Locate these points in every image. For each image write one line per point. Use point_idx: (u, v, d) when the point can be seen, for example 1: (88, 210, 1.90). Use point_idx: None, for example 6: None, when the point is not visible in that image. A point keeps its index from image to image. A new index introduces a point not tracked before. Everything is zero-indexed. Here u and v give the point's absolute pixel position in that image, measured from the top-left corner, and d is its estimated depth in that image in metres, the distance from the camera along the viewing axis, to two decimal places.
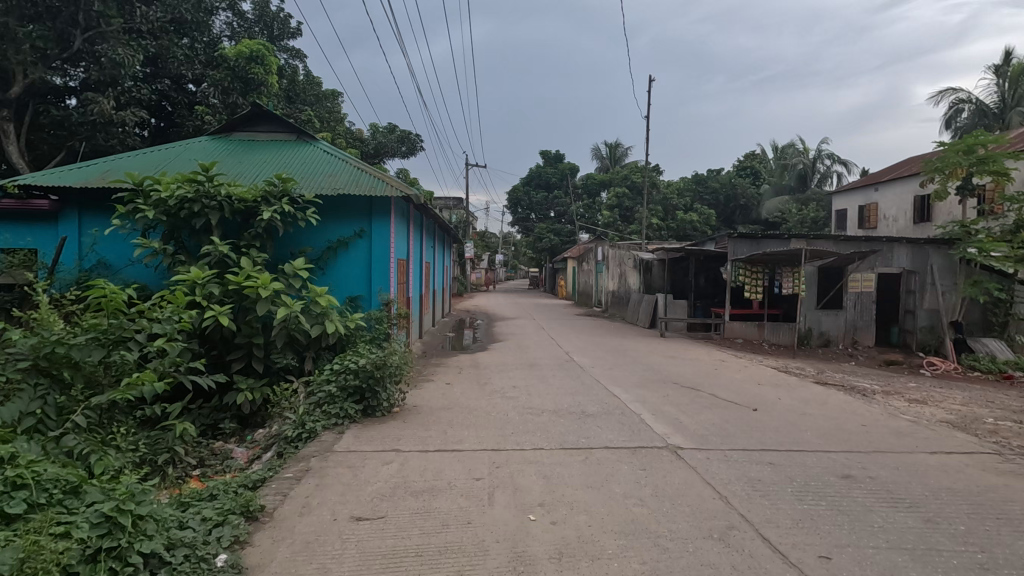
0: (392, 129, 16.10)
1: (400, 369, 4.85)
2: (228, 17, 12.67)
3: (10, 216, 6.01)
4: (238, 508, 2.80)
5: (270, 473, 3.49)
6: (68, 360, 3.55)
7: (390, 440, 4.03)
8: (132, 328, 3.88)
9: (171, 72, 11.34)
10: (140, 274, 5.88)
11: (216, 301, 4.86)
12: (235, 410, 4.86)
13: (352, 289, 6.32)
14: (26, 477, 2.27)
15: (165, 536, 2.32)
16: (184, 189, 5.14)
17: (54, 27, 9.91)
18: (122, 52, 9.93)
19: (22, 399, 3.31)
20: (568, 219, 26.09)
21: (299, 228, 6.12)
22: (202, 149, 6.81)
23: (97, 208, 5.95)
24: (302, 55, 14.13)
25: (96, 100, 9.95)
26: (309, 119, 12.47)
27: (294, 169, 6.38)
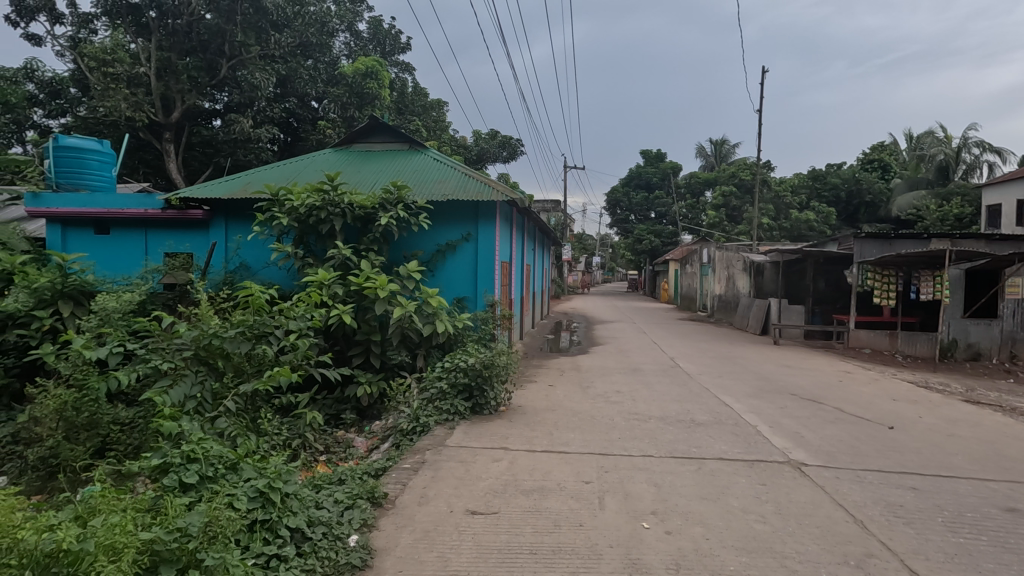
0: (493, 135, 16.49)
1: (505, 368, 4.98)
2: (347, 38, 13.75)
3: (171, 224, 6.81)
4: (365, 493, 3.02)
5: (389, 463, 3.72)
6: (222, 350, 4.04)
7: (498, 438, 4.14)
8: (272, 323, 4.32)
9: (298, 91, 12.47)
10: (275, 275, 6.55)
11: (340, 301, 5.27)
12: (355, 402, 5.21)
13: (459, 291, 6.57)
14: (197, 452, 2.54)
15: (306, 514, 2.58)
16: (313, 198, 5.62)
17: (205, 58, 11.39)
18: (259, 76, 11.17)
19: (186, 383, 3.81)
20: (670, 221, 25.20)
21: (413, 232, 6.47)
22: (327, 160, 7.41)
23: (241, 216, 6.69)
24: (411, 68, 14.93)
25: (237, 120, 11.20)
26: (417, 129, 13.18)
27: (407, 177, 6.75)
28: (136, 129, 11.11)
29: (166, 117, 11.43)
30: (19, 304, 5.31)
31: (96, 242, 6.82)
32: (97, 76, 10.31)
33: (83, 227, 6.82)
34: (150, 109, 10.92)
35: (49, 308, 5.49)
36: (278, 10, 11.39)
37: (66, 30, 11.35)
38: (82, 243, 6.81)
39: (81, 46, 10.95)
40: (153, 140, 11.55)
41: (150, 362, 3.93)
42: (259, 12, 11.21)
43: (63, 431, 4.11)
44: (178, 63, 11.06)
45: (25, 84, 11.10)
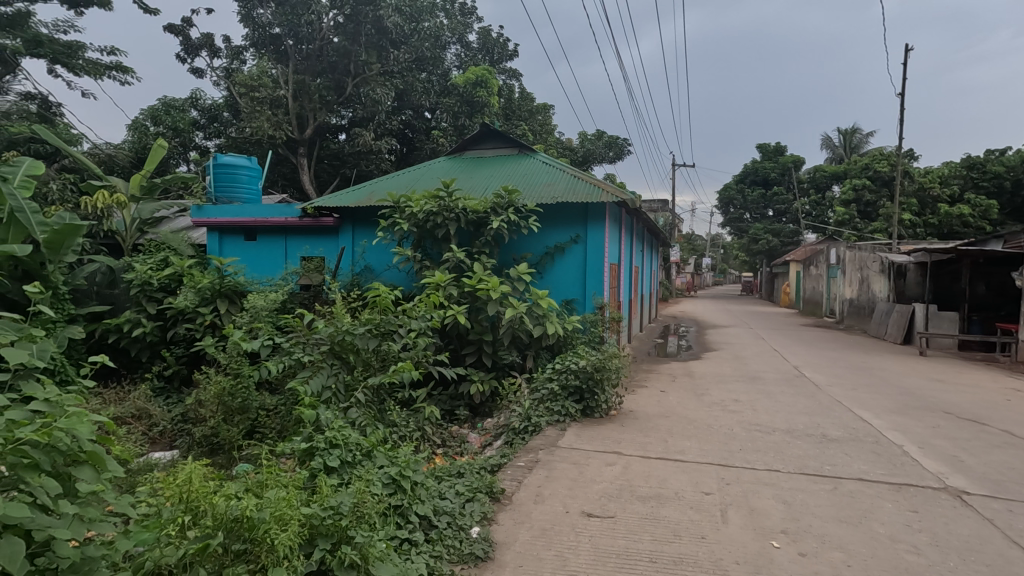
0: (599, 136, 16.34)
1: (616, 372, 4.95)
2: (458, 50, 14.34)
3: (306, 231, 7.51)
4: (484, 487, 3.14)
5: (504, 460, 3.81)
6: (353, 346, 4.41)
7: (610, 442, 4.10)
8: (396, 322, 4.62)
9: (413, 103, 13.20)
10: (395, 277, 7.00)
11: (455, 302, 5.50)
12: (468, 400, 5.40)
13: (568, 293, 6.58)
14: (337, 438, 2.76)
15: (432, 504, 2.72)
16: (430, 204, 5.92)
17: (334, 78, 12.49)
18: (379, 92, 12.04)
19: (323, 375, 4.19)
20: (790, 219, 23.39)
21: (523, 235, 6.59)
22: (441, 168, 7.78)
23: (366, 222, 7.22)
24: (518, 75, 15.25)
25: (361, 133, 12.18)
26: (524, 134, 13.43)
27: (517, 181, 6.90)
28: (277, 146, 12.42)
29: (301, 134, 12.68)
30: (188, 301, 6.14)
31: (246, 248, 7.70)
32: (246, 100, 11.66)
33: (235, 234, 7.74)
34: (288, 127, 12.18)
35: (210, 305, 6.30)
36: (397, 29, 12.18)
37: (222, 62, 13.00)
38: (235, 248, 7.74)
39: (234, 76, 12.48)
40: (290, 155, 12.85)
41: (294, 355, 4.39)
42: (381, 33, 12.09)
43: (222, 413, 4.69)
44: (311, 85, 12.28)
45: (190, 111, 12.82)
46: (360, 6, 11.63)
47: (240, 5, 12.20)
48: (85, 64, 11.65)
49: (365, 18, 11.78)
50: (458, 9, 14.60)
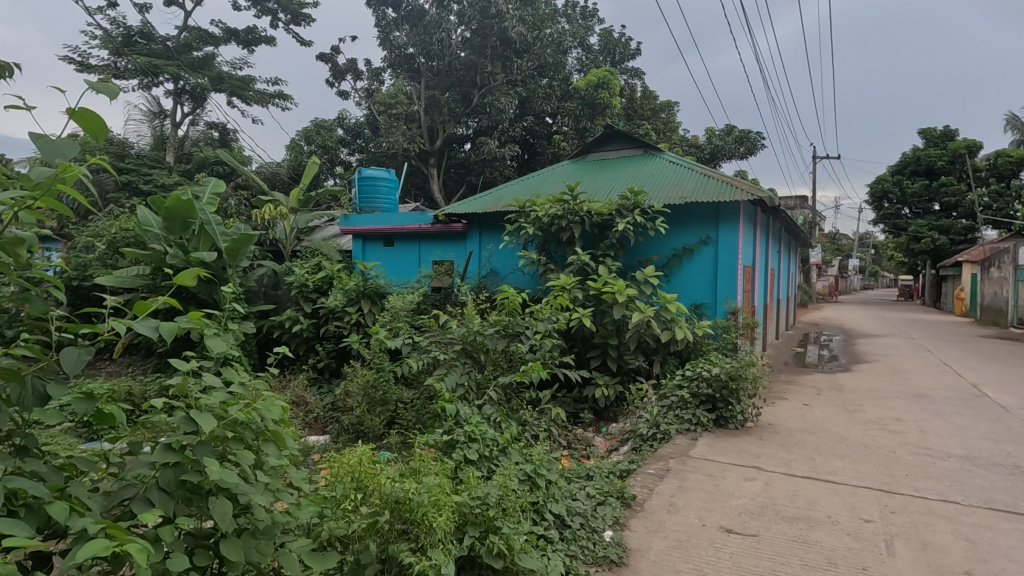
0: (729, 131, 15.39)
1: (754, 381, 4.65)
2: (579, 53, 14.38)
3: (438, 237, 7.95)
4: (615, 492, 3.12)
5: (633, 466, 3.74)
6: (484, 345, 4.61)
7: (748, 456, 3.86)
8: (523, 323, 4.76)
9: (535, 110, 13.53)
10: (520, 280, 7.14)
11: (579, 304, 5.50)
12: (592, 403, 5.36)
13: (697, 296, 6.27)
14: (476, 433, 2.91)
15: (565, 504, 2.76)
16: (555, 208, 5.99)
17: (461, 91, 13.21)
18: (503, 101, 12.53)
19: (457, 372, 4.41)
20: (962, 213, 20.27)
21: (649, 238, 6.42)
22: (565, 172, 7.84)
23: (492, 227, 7.46)
24: (640, 73, 14.90)
25: (487, 142, 12.73)
26: (647, 133, 13.10)
27: (642, 182, 6.74)
28: (410, 157, 13.38)
29: (432, 145, 13.54)
30: (337, 301, 6.82)
31: (385, 253, 8.37)
32: (385, 117, 12.78)
33: (376, 240, 8.45)
34: (421, 140, 13.14)
35: (355, 305, 6.93)
36: (521, 38, 12.57)
37: (363, 84, 14.28)
38: (376, 254, 8.44)
39: (374, 95, 13.64)
40: (422, 166, 13.77)
41: (431, 352, 4.68)
42: (505, 43, 12.60)
43: (366, 404, 5.16)
44: (441, 99, 13.08)
45: (337, 130, 14.22)
46: (486, 20, 12.22)
47: (379, 30, 13.30)
48: (255, 94, 13.43)
49: (490, 31, 12.34)
50: (580, 13, 14.69)
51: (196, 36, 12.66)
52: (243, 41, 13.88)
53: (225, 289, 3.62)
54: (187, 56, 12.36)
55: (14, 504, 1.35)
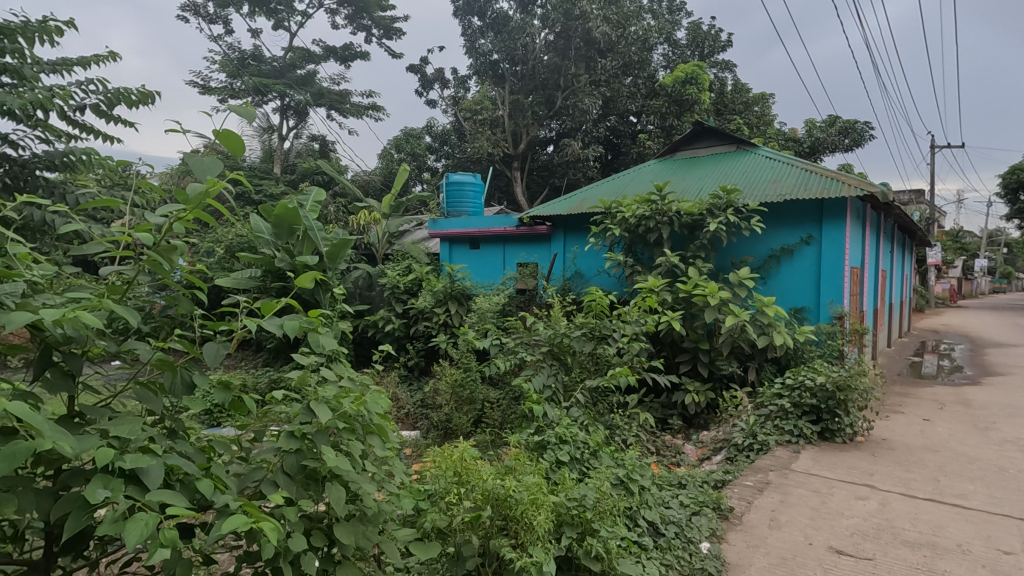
0: (831, 122, 14.30)
1: (865, 392, 4.30)
2: (665, 49, 14.00)
3: (522, 239, 8.03)
4: (711, 502, 3.01)
5: (729, 476, 3.59)
6: (571, 347, 4.61)
7: (859, 473, 3.57)
8: (611, 326, 4.70)
9: (619, 109, 13.34)
10: (606, 282, 7.02)
11: (669, 307, 5.34)
12: (682, 409, 5.19)
13: (798, 299, 5.88)
14: (567, 434, 2.93)
15: (658, 511, 2.70)
16: (642, 208, 5.87)
17: (545, 94, 13.32)
18: (587, 102, 12.50)
19: (545, 373, 4.44)
20: None
21: (743, 238, 6.12)
22: (652, 171, 7.66)
23: (577, 229, 7.41)
24: (731, 66, 14.23)
25: (570, 143, 12.74)
26: (739, 128, 12.51)
27: (736, 180, 6.44)
28: (495, 161, 13.68)
29: (516, 149, 13.80)
30: (426, 302, 7.10)
31: (471, 255, 8.57)
32: (471, 124, 13.17)
33: (463, 243, 8.68)
34: (505, 143, 13.48)
35: (443, 305, 7.17)
36: (605, 38, 12.49)
37: (450, 92, 14.77)
38: (463, 256, 8.68)
39: (460, 103, 14.08)
40: (505, 169, 14.05)
41: (518, 353, 4.74)
42: (589, 44, 12.56)
43: (454, 402, 5.33)
44: (525, 103, 13.30)
45: (425, 137, 14.80)
46: (570, 22, 12.27)
47: (466, 39, 13.74)
48: (350, 107, 14.30)
49: (574, 33, 12.36)
50: (666, 8, 14.31)
51: (300, 56, 13.73)
52: (341, 58, 14.85)
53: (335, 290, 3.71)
54: (292, 75, 13.43)
55: (169, 478, 1.53)
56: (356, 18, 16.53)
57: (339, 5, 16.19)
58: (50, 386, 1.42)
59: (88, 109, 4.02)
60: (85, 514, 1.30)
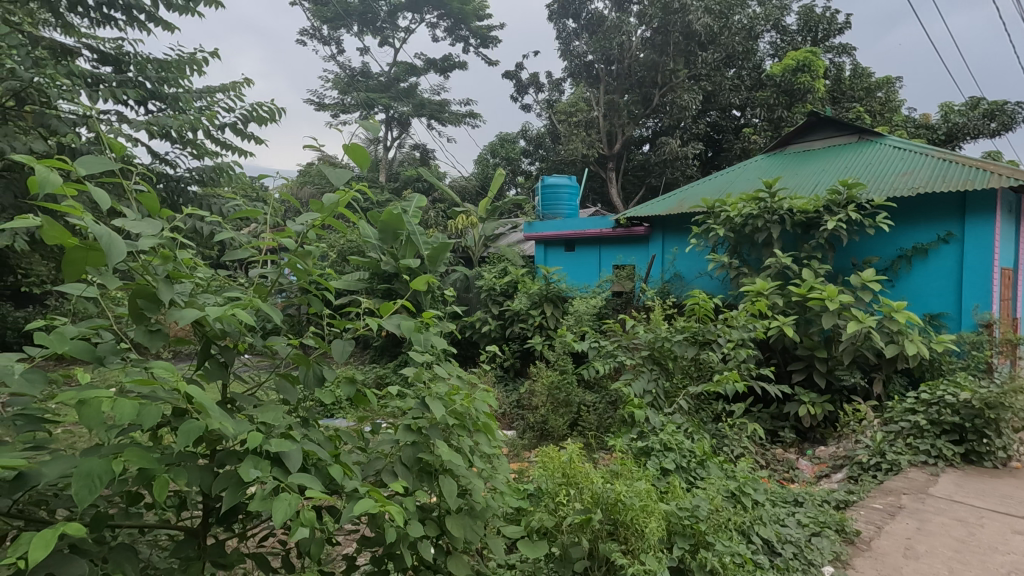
0: (974, 105, 12.62)
1: (1021, 412, 3.80)
2: (772, 37, 13.15)
3: (619, 241, 7.88)
4: (833, 524, 2.78)
5: (853, 498, 3.28)
6: (672, 352, 4.46)
7: (1015, 503, 3.13)
8: (716, 331, 4.48)
9: (721, 104, 12.69)
10: (708, 285, 6.68)
11: (780, 311, 5.00)
12: (795, 421, 4.83)
13: (934, 305, 5.28)
14: (672, 442, 2.86)
15: (774, 529, 2.54)
16: (749, 207, 5.55)
17: (642, 92, 13.09)
18: (686, 98, 12.07)
19: (645, 378, 4.33)
20: None
21: (866, 236, 5.59)
22: (760, 167, 7.23)
23: (677, 230, 7.13)
24: (850, 49, 13.05)
25: (668, 141, 12.36)
26: (858, 117, 11.44)
27: (858, 174, 5.90)
28: (590, 162, 13.67)
29: (611, 150, 13.73)
30: (521, 305, 7.21)
31: (566, 258, 8.57)
32: (566, 126, 13.26)
33: (558, 246, 8.70)
34: (600, 144, 13.49)
35: (538, 308, 7.23)
36: (706, 30, 11.99)
37: (544, 95, 14.90)
38: (558, 258, 8.69)
39: (555, 106, 14.18)
40: (600, 170, 13.94)
41: (616, 356, 4.66)
42: (689, 37, 12.11)
43: (551, 404, 5.34)
44: (620, 103, 13.11)
45: (520, 141, 15.02)
46: (668, 16, 11.91)
47: (560, 42, 13.82)
48: (449, 116, 14.89)
49: (673, 26, 12.00)
50: None
51: (403, 70, 14.47)
52: (441, 69, 15.50)
53: (449, 292, 3.69)
54: (396, 88, 14.23)
55: (306, 462, 1.68)
56: (455, 30, 17.14)
57: (439, 18, 16.90)
58: (210, 375, 1.61)
59: (228, 128, 4.52)
60: (240, 490, 1.46)
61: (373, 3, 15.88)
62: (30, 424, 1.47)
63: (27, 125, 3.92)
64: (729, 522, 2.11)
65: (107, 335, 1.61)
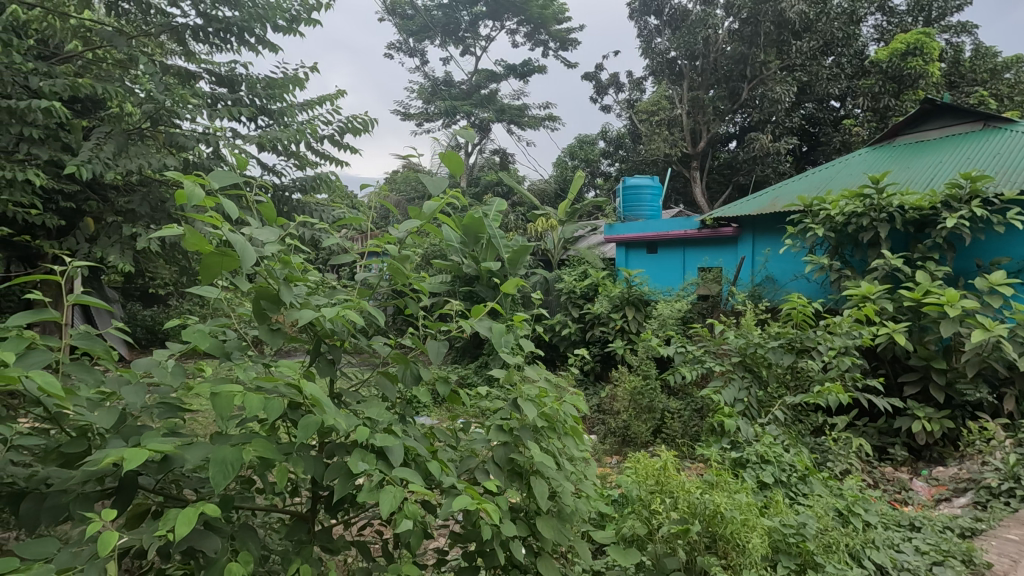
0: None
1: None
2: (877, 20, 12.22)
3: (706, 242, 7.57)
4: (958, 554, 2.51)
5: (981, 526, 2.95)
6: (766, 359, 4.23)
7: None
8: (816, 338, 4.18)
9: (818, 94, 11.87)
10: (804, 288, 6.24)
11: (889, 317, 4.59)
12: (907, 438, 4.42)
13: None
14: (770, 455, 2.73)
15: (888, 553, 2.34)
16: (852, 205, 5.14)
17: (729, 87, 12.70)
18: (779, 90, 11.46)
19: (737, 385, 4.14)
20: None
21: (992, 235, 5.01)
22: (864, 161, 6.68)
23: (769, 230, 6.73)
24: (971, 27, 11.82)
25: (757, 137, 11.77)
26: (981, 102, 10.29)
27: (983, 166, 5.30)
28: (673, 162, 13.38)
29: (695, 148, 13.35)
30: (602, 308, 7.11)
31: (649, 260, 8.36)
32: (647, 125, 13.16)
33: (640, 248, 8.51)
34: (683, 143, 13.10)
35: (619, 311, 7.11)
36: (801, 17, 11.32)
37: (624, 95, 14.68)
38: (640, 261, 8.49)
39: (636, 105, 13.97)
40: (683, 170, 13.55)
41: (704, 362, 4.48)
42: (782, 26, 11.49)
43: (633, 409, 5.22)
44: (706, 98, 12.90)
45: (599, 143, 14.87)
46: (759, 5, 11.39)
47: (642, 40, 13.61)
48: (528, 120, 15.04)
49: (764, 16, 11.46)
50: None
51: (484, 77, 14.78)
52: (520, 74, 15.68)
53: (535, 294, 3.59)
54: (477, 95, 14.59)
55: (407, 458, 1.76)
56: (534, 35, 17.34)
57: (519, 24, 17.16)
58: (321, 371, 1.72)
59: (327, 140, 4.83)
60: (349, 481, 1.55)
61: (456, 14, 16.41)
62: (170, 411, 1.64)
63: (159, 144, 4.39)
64: (839, 540, 1.99)
65: (232, 334, 1.77)
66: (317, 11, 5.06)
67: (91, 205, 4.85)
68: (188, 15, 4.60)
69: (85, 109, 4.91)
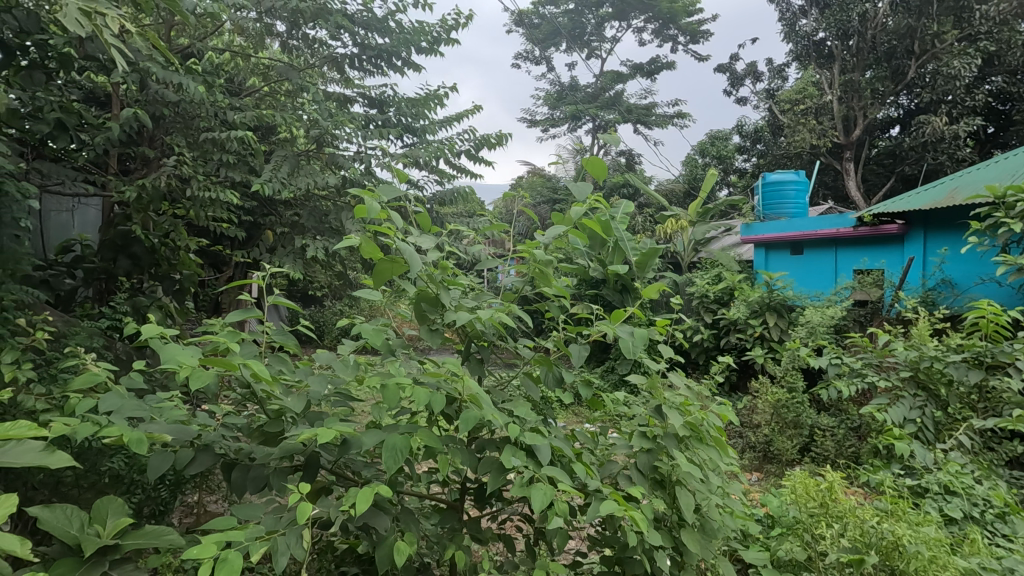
0: None
1: None
2: None
3: (864, 242, 6.76)
4: None
5: None
6: (945, 375, 3.68)
7: None
8: (1011, 352, 3.55)
9: (1010, 65, 10.10)
10: (995, 293, 5.38)
11: None
12: None
13: None
14: (957, 485, 2.43)
15: None
16: None
17: (891, 65, 11.27)
18: (958, 64, 9.96)
19: (905, 405, 3.66)
20: None
21: None
22: None
23: (948, 227, 5.86)
24: None
25: (929, 120, 10.31)
26: None
27: None
28: (821, 153, 12.19)
29: (848, 137, 12.03)
30: (740, 313, 6.68)
31: (793, 262, 7.65)
32: (790, 115, 12.10)
33: (782, 248, 7.82)
34: (834, 132, 11.84)
35: (759, 317, 6.63)
36: None
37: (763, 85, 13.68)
38: (781, 263, 7.80)
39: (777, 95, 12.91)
40: (833, 162, 12.30)
41: (864, 376, 3.99)
42: None
43: (777, 423, 4.82)
44: (862, 80, 11.53)
45: (733, 137, 13.98)
46: None
47: (783, 24, 12.64)
48: (656, 119, 14.59)
49: None
50: None
51: (610, 78, 14.60)
52: (647, 72, 15.29)
53: (673, 298, 3.43)
54: (604, 97, 14.46)
55: (553, 457, 1.81)
56: (663, 31, 16.88)
57: (647, 21, 16.76)
58: (472, 370, 1.83)
59: (463, 155, 5.10)
60: (501, 475, 1.64)
61: (582, 18, 16.43)
62: (344, 400, 1.84)
63: (322, 163, 4.94)
64: None
65: (394, 333, 1.94)
66: (455, 31, 5.37)
67: (268, 219, 5.60)
68: (346, 46, 5.13)
69: (263, 135, 5.68)
